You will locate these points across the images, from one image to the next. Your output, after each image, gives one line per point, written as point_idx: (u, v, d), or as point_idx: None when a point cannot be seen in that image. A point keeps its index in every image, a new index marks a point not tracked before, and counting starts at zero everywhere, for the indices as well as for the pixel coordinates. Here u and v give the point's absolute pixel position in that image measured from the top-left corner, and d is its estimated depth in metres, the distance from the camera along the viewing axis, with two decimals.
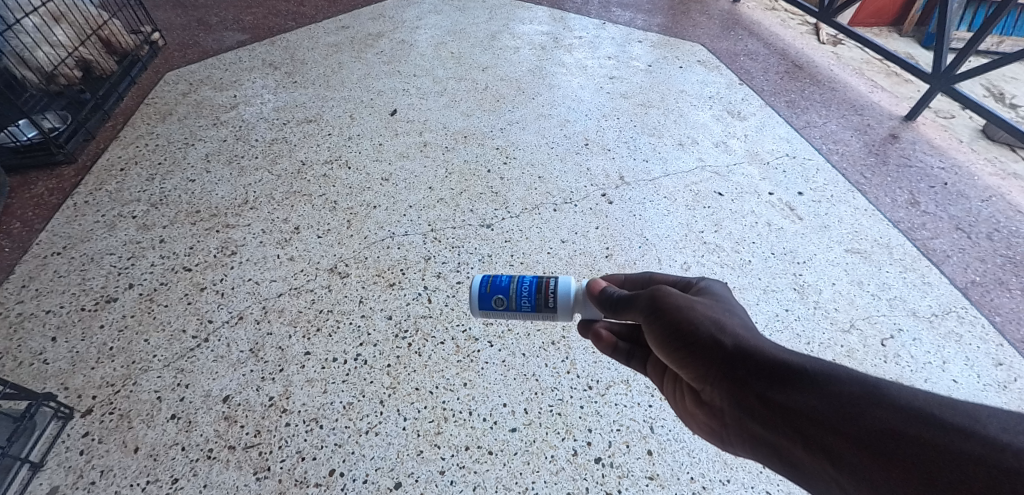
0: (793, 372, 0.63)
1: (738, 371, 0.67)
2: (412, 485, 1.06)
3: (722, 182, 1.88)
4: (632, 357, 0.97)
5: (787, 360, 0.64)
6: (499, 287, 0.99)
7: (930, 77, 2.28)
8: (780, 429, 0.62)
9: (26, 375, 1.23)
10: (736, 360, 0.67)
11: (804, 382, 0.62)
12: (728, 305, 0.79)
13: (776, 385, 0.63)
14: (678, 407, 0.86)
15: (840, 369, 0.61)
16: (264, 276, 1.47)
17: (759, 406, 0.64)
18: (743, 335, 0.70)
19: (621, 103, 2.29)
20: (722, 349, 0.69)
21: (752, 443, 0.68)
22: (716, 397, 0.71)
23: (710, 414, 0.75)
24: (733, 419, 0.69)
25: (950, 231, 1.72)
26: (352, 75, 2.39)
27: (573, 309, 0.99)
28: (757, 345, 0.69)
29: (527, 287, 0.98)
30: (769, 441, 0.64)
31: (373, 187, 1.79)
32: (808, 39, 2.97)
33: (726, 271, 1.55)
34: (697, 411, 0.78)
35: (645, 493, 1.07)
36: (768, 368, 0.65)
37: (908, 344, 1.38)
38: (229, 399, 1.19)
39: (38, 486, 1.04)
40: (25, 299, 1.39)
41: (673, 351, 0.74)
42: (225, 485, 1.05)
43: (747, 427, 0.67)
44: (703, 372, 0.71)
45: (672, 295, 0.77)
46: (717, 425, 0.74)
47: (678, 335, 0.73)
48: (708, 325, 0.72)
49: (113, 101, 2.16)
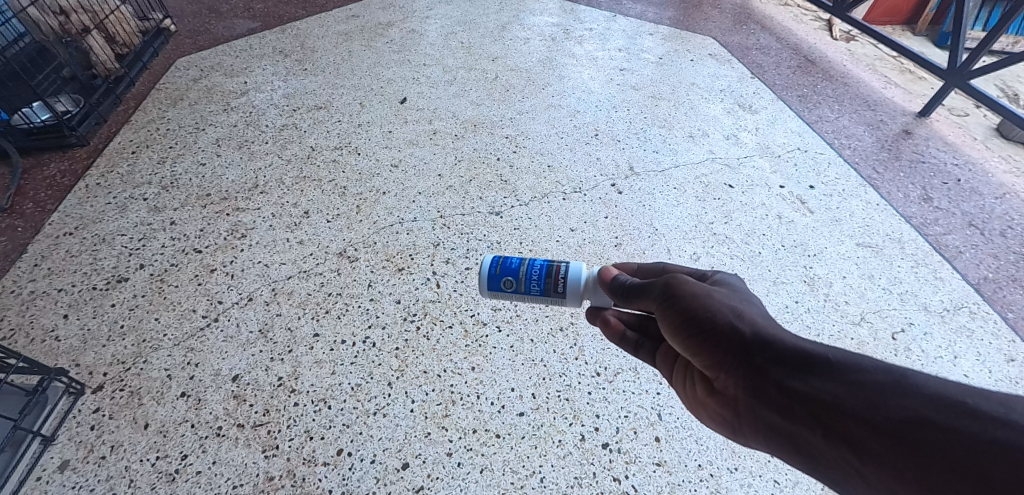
0: (815, 360, 0.63)
1: (757, 359, 0.66)
2: (420, 466, 1.07)
3: (732, 174, 1.87)
4: (640, 348, 0.94)
5: (809, 348, 0.64)
6: (509, 268, 0.99)
7: (945, 74, 2.25)
8: (798, 417, 0.61)
9: (38, 351, 1.24)
10: (754, 348, 0.67)
11: (826, 370, 0.61)
12: (745, 295, 0.78)
13: (796, 373, 0.63)
14: (686, 397, 0.83)
15: (864, 359, 0.61)
16: (273, 258, 1.48)
17: (777, 394, 0.63)
18: (761, 323, 0.70)
19: (632, 95, 2.27)
20: (740, 336, 0.68)
21: (766, 433, 0.67)
22: (730, 386, 0.70)
23: (723, 404, 0.73)
24: (748, 408, 0.68)
25: (962, 227, 1.70)
26: (363, 64, 2.39)
27: (582, 296, 0.99)
28: (777, 333, 0.68)
29: (537, 270, 0.99)
30: (784, 431, 0.64)
31: (383, 174, 1.79)
32: (822, 34, 2.94)
33: (736, 262, 1.54)
34: (709, 400, 0.77)
35: (652, 479, 1.06)
36: (789, 356, 0.64)
37: (919, 338, 1.36)
38: (238, 378, 1.20)
39: (49, 460, 1.05)
40: (37, 278, 1.40)
41: (687, 338, 0.73)
42: (234, 462, 1.06)
43: (762, 416, 0.66)
44: (718, 359, 0.70)
45: (689, 283, 0.77)
46: (729, 415, 0.72)
47: (694, 322, 0.72)
48: (726, 313, 0.71)
49: (126, 86, 2.17)
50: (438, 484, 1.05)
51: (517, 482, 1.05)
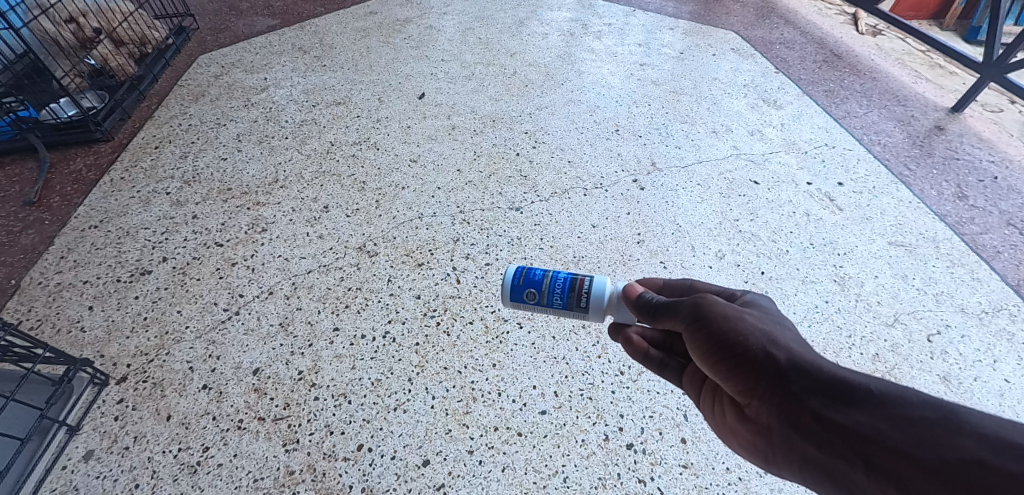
0: (854, 390, 0.60)
1: (792, 387, 0.63)
2: (440, 463, 1.06)
3: (757, 170, 1.82)
4: (665, 367, 0.89)
5: (850, 378, 0.61)
6: (532, 280, 0.97)
7: (981, 67, 2.15)
8: (837, 451, 0.58)
9: (64, 341, 1.25)
10: (790, 375, 0.64)
11: (867, 402, 0.58)
12: (778, 318, 0.75)
13: (836, 403, 0.60)
14: (714, 422, 0.79)
15: (908, 391, 0.58)
16: (293, 253, 1.48)
17: (814, 425, 0.60)
18: (797, 349, 0.67)
19: (653, 90, 2.23)
20: (774, 363, 0.65)
21: (802, 465, 0.63)
22: (762, 413, 0.66)
23: (754, 430, 0.70)
24: (782, 438, 0.64)
25: (1001, 226, 1.63)
26: (380, 60, 2.38)
27: (605, 311, 0.95)
28: (814, 360, 0.65)
29: (561, 284, 0.96)
30: (821, 463, 0.60)
31: (402, 168, 1.78)
32: (848, 28, 2.85)
33: (763, 261, 1.50)
34: (738, 426, 0.73)
35: (678, 481, 1.04)
36: (826, 385, 0.61)
37: (956, 341, 1.31)
38: (259, 372, 1.20)
39: (75, 449, 1.06)
40: (63, 270, 1.42)
41: (717, 362, 0.70)
42: (255, 455, 1.06)
43: (798, 447, 0.62)
44: (751, 386, 0.67)
45: (718, 304, 0.73)
46: (761, 443, 0.69)
47: (724, 345, 0.69)
48: (759, 338, 0.68)
49: (149, 82, 2.20)
50: (459, 482, 1.03)
51: (539, 481, 1.03)
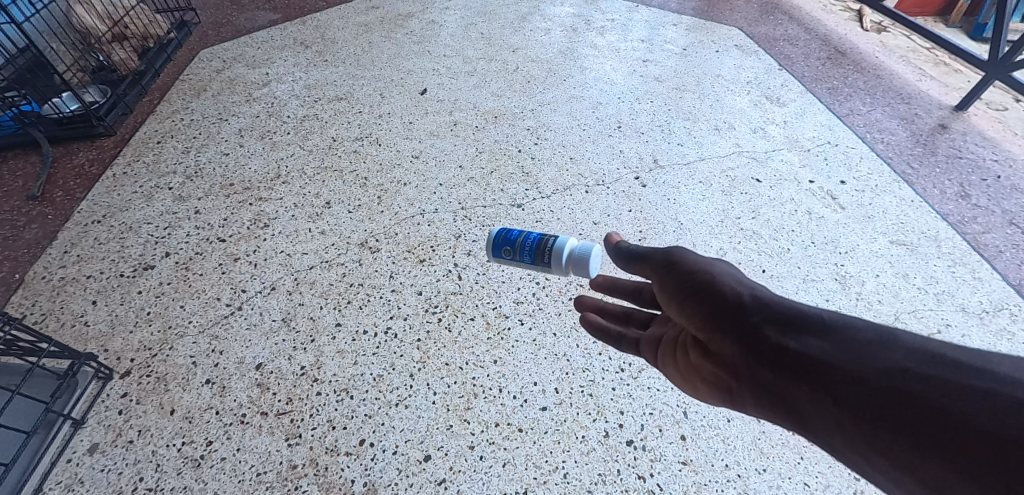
0: (804, 319, 0.60)
1: (748, 318, 0.63)
2: (441, 458, 1.06)
3: (760, 168, 1.82)
4: (624, 337, 0.88)
5: (803, 309, 0.61)
6: (509, 238, 1.08)
7: (985, 65, 2.13)
8: (788, 372, 0.57)
9: (68, 336, 1.26)
10: (747, 308, 0.64)
11: (818, 328, 0.58)
12: None
13: (789, 329, 0.60)
14: (670, 375, 0.77)
15: (852, 320, 0.59)
16: (296, 248, 1.48)
17: (767, 351, 0.60)
18: (754, 289, 0.68)
19: (655, 87, 2.22)
20: (734, 297, 0.65)
21: (755, 396, 0.62)
22: (718, 347, 0.65)
23: (709, 370, 0.68)
24: (735, 370, 0.63)
25: (1003, 226, 1.62)
26: (383, 55, 2.38)
27: (568, 266, 1.03)
28: (770, 298, 0.65)
29: (530, 241, 1.05)
30: (771, 389, 0.59)
31: (404, 164, 1.78)
32: (853, 25, 2.83)
33: (763, 258, 1.50)
34: (693, 370, 0.71)
35: (678, 478, 1.05)
36: (781, 315, 0.62)
37: (957, 340, 1.31)
38: (262, 366, 1.21)
39: (80, 443, 1.07)
40: (67, 264, 1.43)
41: (682, 301, 0.70)
42: (259, 449, 1.07)
43: (751, 376, 0.61)
44: (709, 319, 0.66)
45: (690, 254, 0.75)
46: (715, 382, 0.67)
47: (690, 284, 0.70)
48: (723, 278, 0.69)
49: (150, 76, 2.18)
50: (461, 477, 1.04)
51: (540, 477, 1.04)
